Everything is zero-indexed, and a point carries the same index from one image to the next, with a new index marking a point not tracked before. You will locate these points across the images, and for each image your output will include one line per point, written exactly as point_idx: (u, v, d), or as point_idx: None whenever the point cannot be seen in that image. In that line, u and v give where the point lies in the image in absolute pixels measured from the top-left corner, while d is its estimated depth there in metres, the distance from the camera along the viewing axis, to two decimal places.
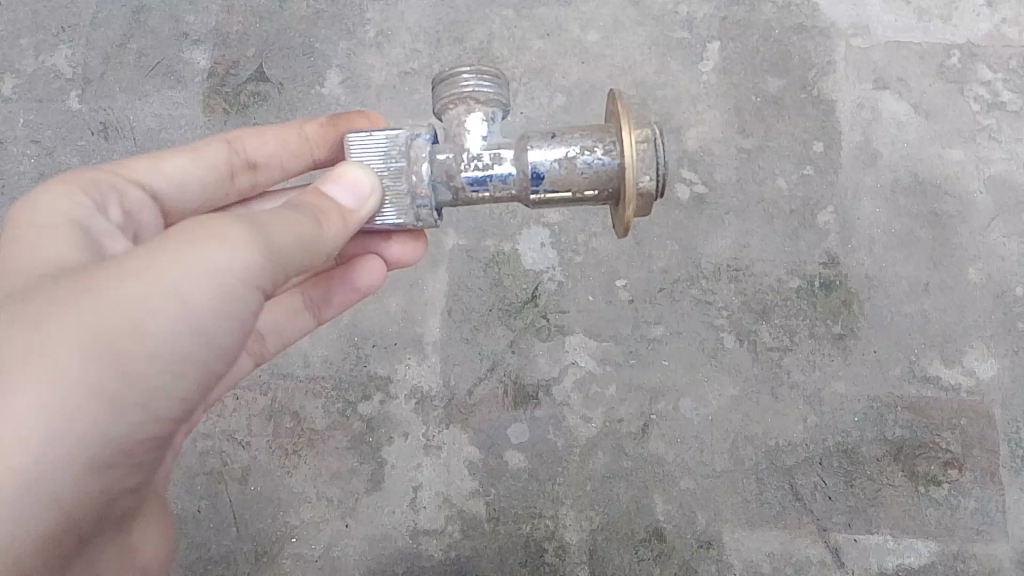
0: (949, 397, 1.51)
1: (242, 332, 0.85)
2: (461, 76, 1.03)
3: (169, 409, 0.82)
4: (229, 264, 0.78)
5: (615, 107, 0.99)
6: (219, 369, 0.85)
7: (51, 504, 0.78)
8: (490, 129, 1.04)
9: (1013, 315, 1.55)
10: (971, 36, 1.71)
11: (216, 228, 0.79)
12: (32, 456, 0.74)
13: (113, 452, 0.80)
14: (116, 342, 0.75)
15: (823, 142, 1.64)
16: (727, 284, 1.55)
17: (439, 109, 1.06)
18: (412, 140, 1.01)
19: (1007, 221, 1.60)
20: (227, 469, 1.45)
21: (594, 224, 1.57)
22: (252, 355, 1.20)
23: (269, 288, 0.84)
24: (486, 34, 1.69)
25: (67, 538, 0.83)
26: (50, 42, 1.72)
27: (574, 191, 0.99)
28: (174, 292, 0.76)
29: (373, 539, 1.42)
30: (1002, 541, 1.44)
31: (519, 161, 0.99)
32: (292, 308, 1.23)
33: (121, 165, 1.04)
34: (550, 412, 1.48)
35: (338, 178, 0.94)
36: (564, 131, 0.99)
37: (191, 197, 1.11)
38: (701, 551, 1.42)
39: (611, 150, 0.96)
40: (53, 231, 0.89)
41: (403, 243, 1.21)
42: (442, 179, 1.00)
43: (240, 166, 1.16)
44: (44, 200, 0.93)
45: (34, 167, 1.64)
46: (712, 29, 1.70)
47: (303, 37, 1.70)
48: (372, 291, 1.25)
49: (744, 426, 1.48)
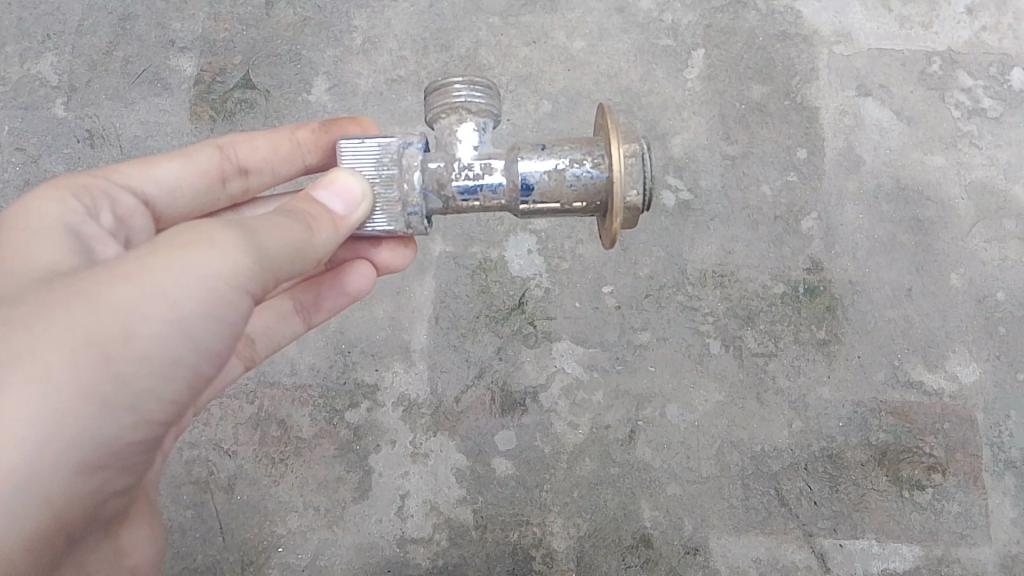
0: (932, 401, 1.52)
1: (234, 335, 0.84)
2: (453, 85, 1.03)
3: (160, 412, 0.81)
4: (220, 268, 0.77)
5: (604, 121, 1.00)
6: (211, 372, 0.84)
7: (40, 507, 0.77)
8: (482, 138, 1.03)
9: (994, 319, 1.57)
10: (952, 43, 1.73)
11: (207, 232, 0.79)
12: (22, 458, 0.74)
13: (104, 455, 0.79)
14: (106, 345, 0.74)
15: (807, 149, 1.65)
16: (713, 290, 1.56)
17: (431, 119, 1.06)
18: (404, 149, 1.01)
19: (988, 227, 1.62)
20: (213, 478, 1.44)
21: (580, 231, 1.57)
22: (243, 359, 1.20)
23: (260, 292, 0.83)
24: (472, 41, 1.69)
25: (57, 541, 0.82)
26: (35, 49, 1.70)
27: (562, 203, 0.99)
28: (165, 295, 0.75)
29: (360, 548, 1.42)
30: (985, 544, 1.45)
31: (509, 171, 0.99)
32: (283, 312, 1.22)
33: (112, 169, 1.03)
34: (537, 419, 1.48)
35: (329, 184, 0.95)
36: (553, 143, 1.00)
37: (182, 203, 1.11)
38: (688, 556, 1.43)
39: (599, 163, 0.97)
40: (45, 234, 0.89)
41: (392, 249, 1.21)
42: (433, 188, 1.00)
43: (232, 172, 1.15)
44: (36, 203, 0.92)
45: (19, 175, 1.62)
46: (696, 37, 1.71)
47: (289, 44, 1.69)
48: (362, 296, 1.24)
49: (730, 432, 1.49)
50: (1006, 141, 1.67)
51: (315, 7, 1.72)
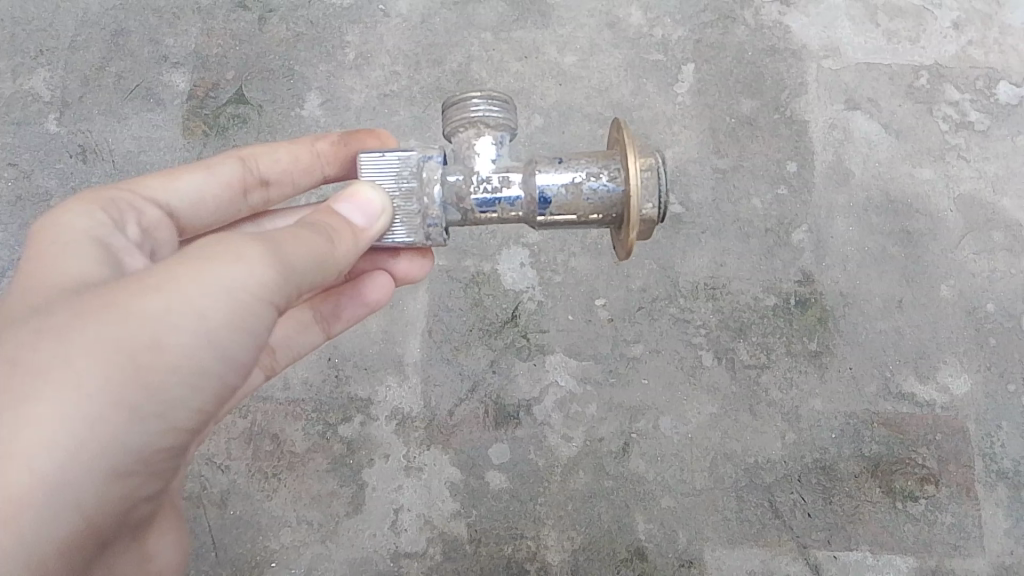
0: (924, 411, 1.53)
1: (259, 346, 0.84)
2: (470, 101, 1.03)
3: (188, 420, 0.81)
4: (247, 280, 0.78)
5: (619, 133, 1.00)
6: (237, 381, 0.85)
7: (73, 513, 0.76)
8: (499, 152, 1.04)
9: (985, 330, 1.58)
10: (938, 58, 1.75)
11: (234, 245, 0.79)
12: (54, 465, 0.73)
13: (135, 462, 0.78)
14: (135, 353, 0.74)
15: (797, 162, 1.66)
16: (705, 302, 1.56)
17: (448, 133, 1.06)
18: (424, 163, 1.01)
19: (977, 238, 1.64)
20: (205, 493, 1.43)
21: (573, 244, 1.58)
22: (263, 369, 1.20)
23: (283, 303, 0.84)
24: (464, 56, 1.71)
25: (89, 548, 0.81)
26: (27, 65, 1.71)
27: (579, 215, 1.00)
28: (194, 306, 0.76)
29: (354, 563, 1.41)
30: (979, 555, 1.46)
31: (526, 184, 1.00)
32: (302, 322, 1.22)
33: (137, 181, 1.03)
34: (531, 432, 1.48)
35: (351, 196, 0.95)
36: (570, 156, 1.01)
37: (207, 215, 1.12)
38: (682, 569, 1.42)
39: (616, 176, 0.98)
40: (73, 244, 0.88)
41: (410, 260, 1.22)
42: (453, 201, 1.01)
43: (252, 183, 1.15)
44: (62, 215, 0.92)
45: (11, 190, 1.62)
46: (687, 51, 1.73)
47: (283, 59, 1.71)
48: (381, 305, 1.25)
49: (723, 444, 1.49)
50: (994, 154, 1.69)
51: (308, 23, 1.73)
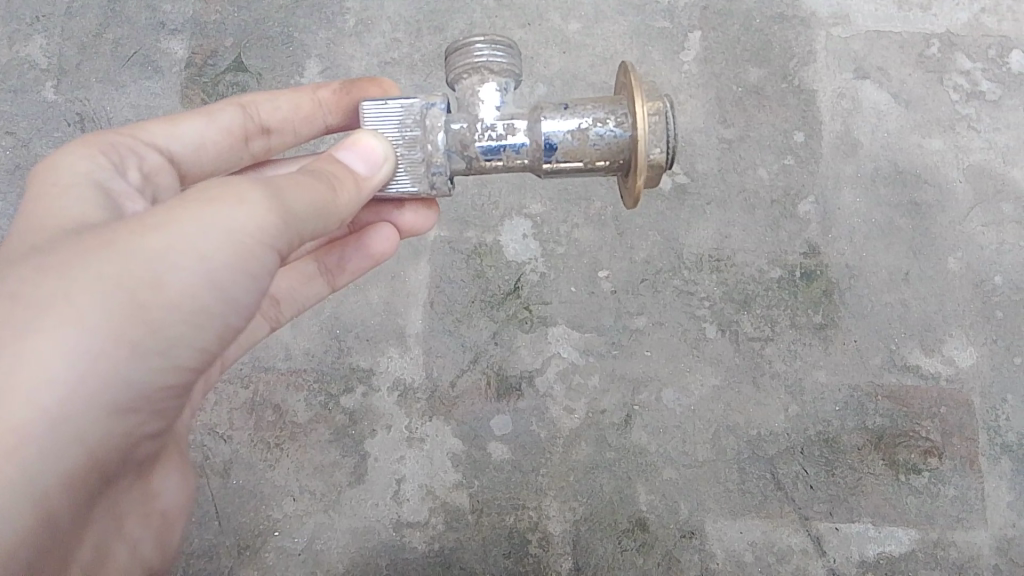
0: (928, 384, 1.52)
1: (262, 290, 0.83)
2: (473, 46, 1.01)
3: (191, 360, 0.80)
4: (247, 223, 0.77)
5: (626, 78, 0.98)
6: (240, 325, 0.84)
7: (76, 446, 0.76)
8: (503, 99, 1.02)
9: (991, 303, 1.57)
10: (950, 26, 1.71)
11: (236, 188, 0.78)
12: (55, 400, 0.72)
13: (135, 398, 0.78)
14: (137, 292, 0.74)
15: (804, 132, 1.64)
16: (710, 274, 1.55)
17: (452, 80, 1.04)
18: (427, 110, 0.99)
19: (986, 210, 1.61)
20: (208, 463, 1.44)
21: (576, 215, 1.56)
22: (267, 319, 1.20)
23: (285, 249, 0.82)
24: (466, 23, 1.67)
25: (92, 483, 0.81)
26: (24, 31, 1.68)
27: (586, 161, 0.98)
28: (194, 247, 0.75)
29: (356, 532, 1.41)
30: (981, 527, 1.45)
31: (532, 131, 0.98)
32: (306, 274, 1.22)
33: (138, 127, 1.02)
34: (534, 403, 1.48)
35: (353, 145, 0.93)
36: (576, 102, 0.98)
37: (207, 160, 1.10)
38: (683, 540, 1.42)
39: (623, 122, 0.95)
40: (75, 188, 0.87)
41: (416, 212, 1.19)
42: (457, 149, 0.99)
43: (254, 132, 1.13)
44: (63, 159, 0.91)
45: (10, 159, 1.60)
46: (693, 19, 1.69)
47: (282, 26, 1.67)
48: (387, 258, 1.24)
49: (726, 416, 1.48)
50: (1005, 124, 1.66)
51: None
